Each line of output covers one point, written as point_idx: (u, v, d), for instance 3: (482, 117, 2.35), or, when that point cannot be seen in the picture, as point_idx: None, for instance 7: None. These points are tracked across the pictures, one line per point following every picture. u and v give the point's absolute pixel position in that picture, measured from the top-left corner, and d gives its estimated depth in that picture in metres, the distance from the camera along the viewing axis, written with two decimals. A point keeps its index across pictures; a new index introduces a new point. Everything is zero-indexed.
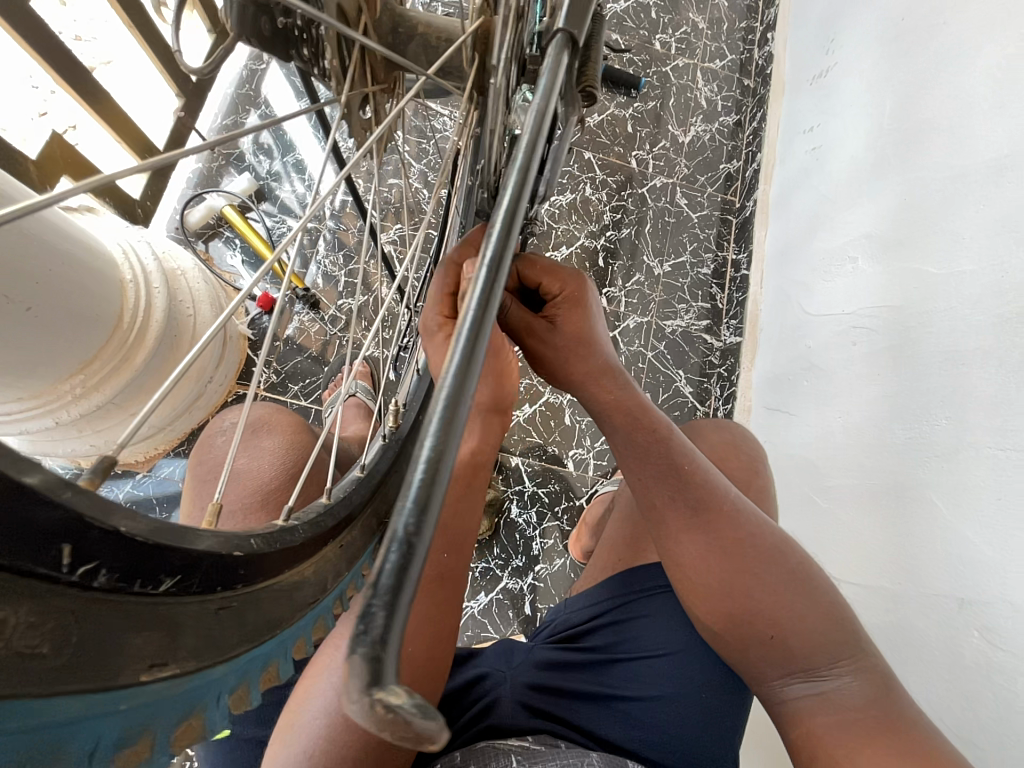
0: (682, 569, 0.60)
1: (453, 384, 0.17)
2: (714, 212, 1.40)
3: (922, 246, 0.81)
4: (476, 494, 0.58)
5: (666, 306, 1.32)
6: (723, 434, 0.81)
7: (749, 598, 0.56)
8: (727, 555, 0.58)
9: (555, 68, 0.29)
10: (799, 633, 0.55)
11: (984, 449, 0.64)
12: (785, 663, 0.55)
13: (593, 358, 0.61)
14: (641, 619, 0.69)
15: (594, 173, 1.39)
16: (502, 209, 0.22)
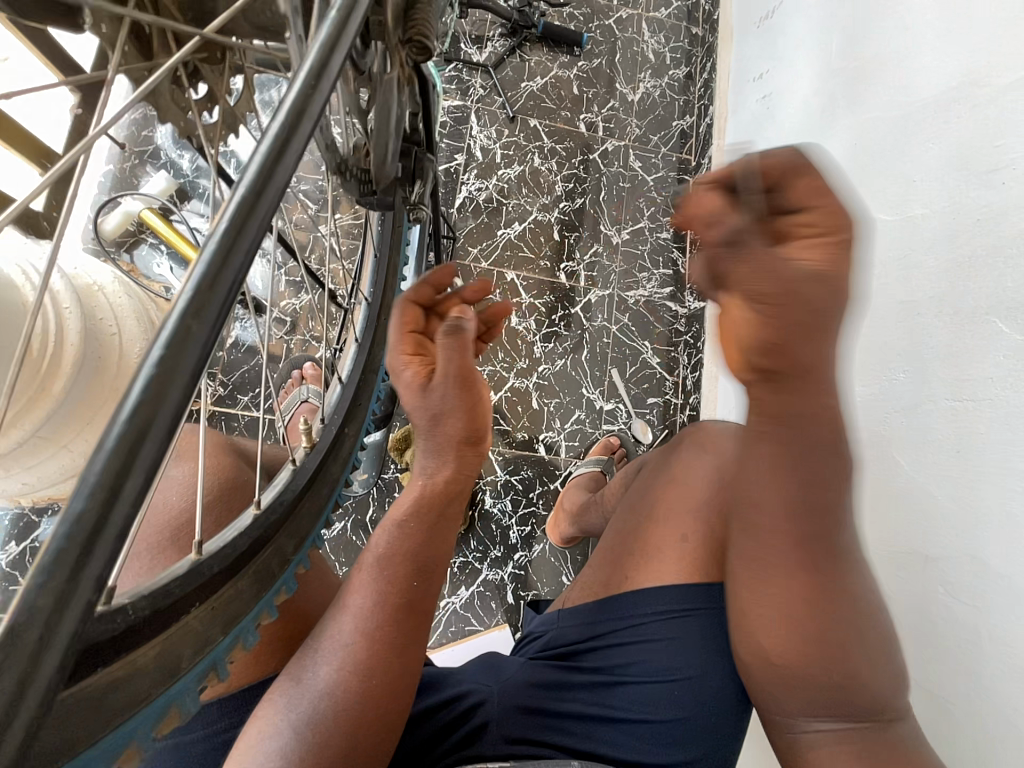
0: (776, 597, 0.49)
1: (162, 353, 0.20)
2: (670, 173, 1.36)
3: (875, 191, 0.77)
4: (448, 529, 0.53)
5: (627, 276, 1.30)
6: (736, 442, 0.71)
7: (844, 646, 0.48)
8: (832, 598, 0.48)
9: (281, 164, 0.24)
10: (868, 684, 0.49)
11: (942, 402, 0.62)
12: (832, 706, 0.50)
13: (829, 340, 0.36)
14: (647, 643, 0.61)
15: (542, 141, 1.34)
16: (264, 145, 0.24)
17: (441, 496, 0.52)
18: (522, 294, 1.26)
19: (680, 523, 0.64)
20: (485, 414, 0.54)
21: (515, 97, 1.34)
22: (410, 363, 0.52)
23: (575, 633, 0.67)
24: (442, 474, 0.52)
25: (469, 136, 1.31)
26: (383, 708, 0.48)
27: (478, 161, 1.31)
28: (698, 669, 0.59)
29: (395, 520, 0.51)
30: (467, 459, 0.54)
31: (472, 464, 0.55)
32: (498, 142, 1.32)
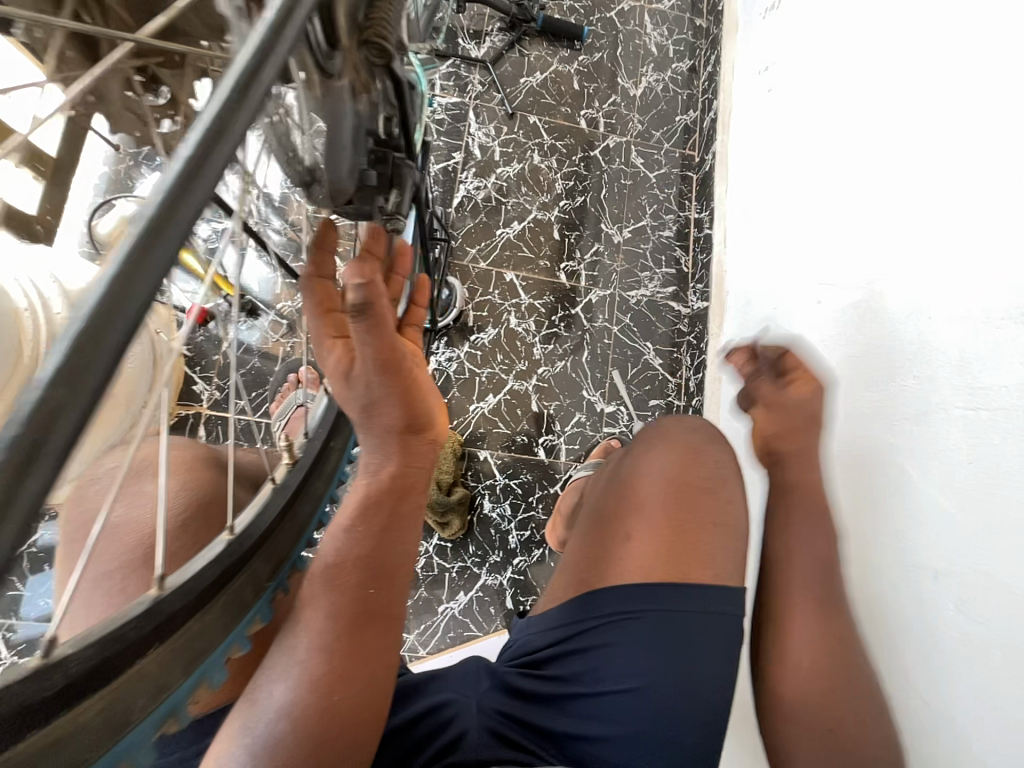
0: (808, 626, 0.55)
1: (90, 311, 0.18)
2: (673, 169, 1.33)
3: (885, 189, 0.74)
4: (403, 528, 0.47)
5: (629, 276, 1.28)
6: (689, 437, 0.68)
7: (852, 686, 0.53)
8: (842, 638, 0.55)
9: (218, 146, 0.20)
10: (871, 730, 0.52)
11: (953, 410, 0.60)
12: (843, 754, 0.51)
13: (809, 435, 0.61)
14: (632, 645, 0.57)
15: (541, 138, 1.31)
16: (230, 75, 0.21)
17: (392, 494, 0.46)
18: (521, 295, 1.24)
19: (643, 529, 0.61)
20: (426, 396, 0.46)
21: (514, 93, 1.32)
22: (333, 347, 0.44)
23: (554, 634, 0.61)
24: (389, 470, 0.46)
25: (467, 135, 1.29)
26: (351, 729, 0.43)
27: (476, 159, 1.29)
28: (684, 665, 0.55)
29: (344, 521, 0.46)
30: (415, 449, 0.47)
31: (428, 455, 0.49)
32: (496, 139, 1.30)
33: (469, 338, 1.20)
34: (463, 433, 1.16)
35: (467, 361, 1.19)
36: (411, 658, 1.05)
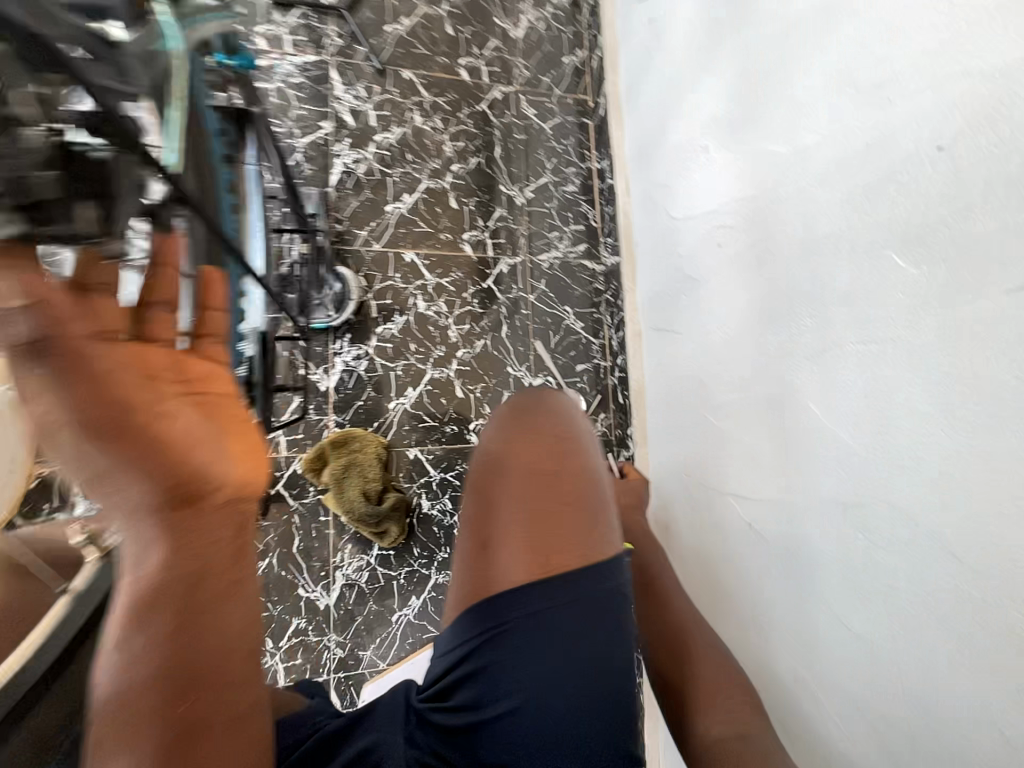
0: (654, 622, 0.70)
1: None
2: (568, 117, 1.25)
3: (767, 120, 0.71)
4: (223, 607, 0.38)
5: (537, 239, 1.21)
6: (529, 407, 0.57)
7: (702, 662, 0.65)
8: (682, 625, 0.69)
9: None
10: (724, 694, 0.63)
11: (848, 347, 0.59)
12: (716, 720, 0.60)
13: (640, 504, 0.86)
14: (545, 647, 0.49)
15: (421, 96, 1.18)
16: None
17: (180, 587, 0.37)
18: (426, 275, 1.14)
19: (503, 532, 0.52)
20: (193, 455, 0.37)
21: (381, 45, 1.16)
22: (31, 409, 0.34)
23: (453, 654, 0.51)
24: (162, 557, 0.36)
25: (334, 99, 1.13)
26: None
27: (350, 127, 1.14)
28: (608, 661, 0.50)
29: (116, 633, 0.35)
30: (199, 521, 0.37)
31: (234, 518, 0.40)
32: (369, 101, 1.15)
33: (377, 330, 1.10)
34: (386, 434, 1.08)
35: (378, 357, 1.09)
36: (370, 675, 1.00)
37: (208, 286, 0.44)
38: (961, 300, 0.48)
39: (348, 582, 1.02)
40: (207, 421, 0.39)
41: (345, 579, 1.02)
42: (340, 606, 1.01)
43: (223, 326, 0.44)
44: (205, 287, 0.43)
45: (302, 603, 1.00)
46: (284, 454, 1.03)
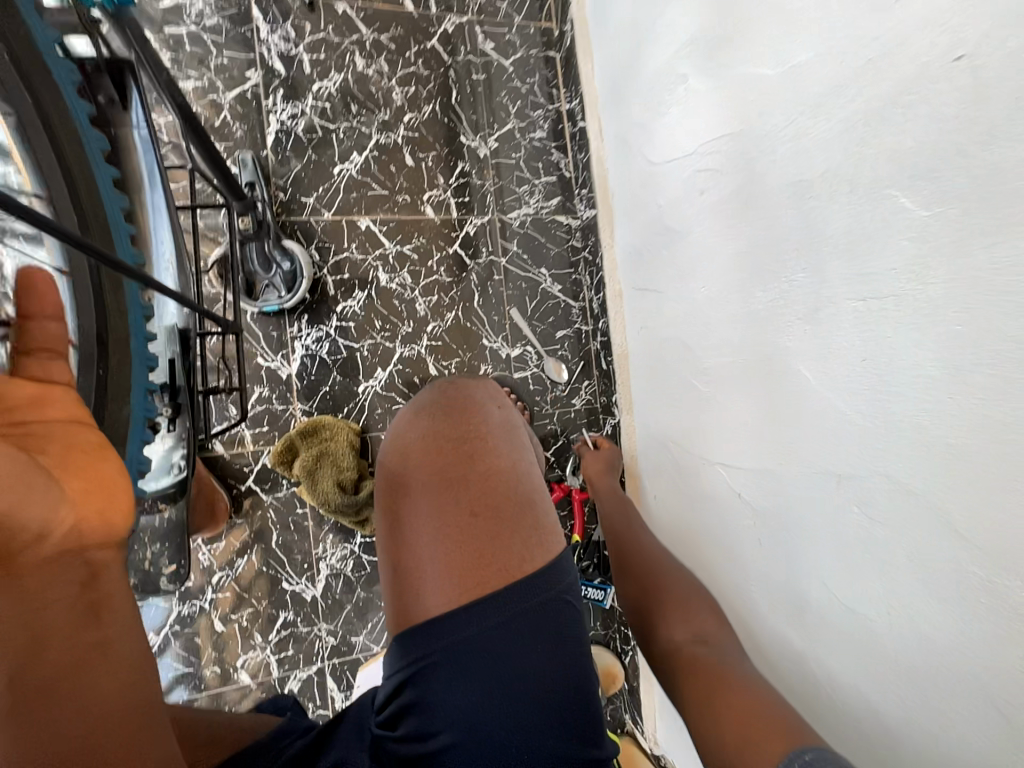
0: (621, 568, 0.77)
1: None
2: (532, 51, 1.11)
3: (752, 37, 0.61)
4: (83, 673, 0.30)
5: (505, 194, 1.10)
6: (430, 406, 0.60)
7: (663, 588, 0.70)
8: (646, 563, 0.76)
9: None
10: (686, 607, 0.67)
11: (843, 304, 0.53)
12: (680, 627, 0.64)
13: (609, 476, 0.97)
14: (482, 659, 0.47)
15: (361, 33, 1.03)
16: None
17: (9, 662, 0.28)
18: (385, 243, 1.04)
19: (420, 537, 0.53)
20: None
21: None
22: None
23: (392, 682, 0.49)
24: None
25: (261, 44, 0.99)
26: None
27: (283, 76, 1.00)
28: (556, 662, 0.48)
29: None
30: (20, 582, 0.29)
31: (75, 573, 0.32)
32: (301, 43, 1.00)
33: (337, 309, 1.01)
34: (358, 419, 1.02)
35: (341, 337, 1.02)
36: (365, 659, 1.00)
37: (32, 288, 0.35)
38: (976, 243, 0.41)
39: (333, 572, 1.00)
40: (18, 458, 0.31)
41: (330, 570, 1.00)
42: (327, 596, 0.99)
43: (64, 337, 0.36)
44: (28, 292, 0.35)
45: (288, 597, 0.98)
46: (251, 449, 0.98)
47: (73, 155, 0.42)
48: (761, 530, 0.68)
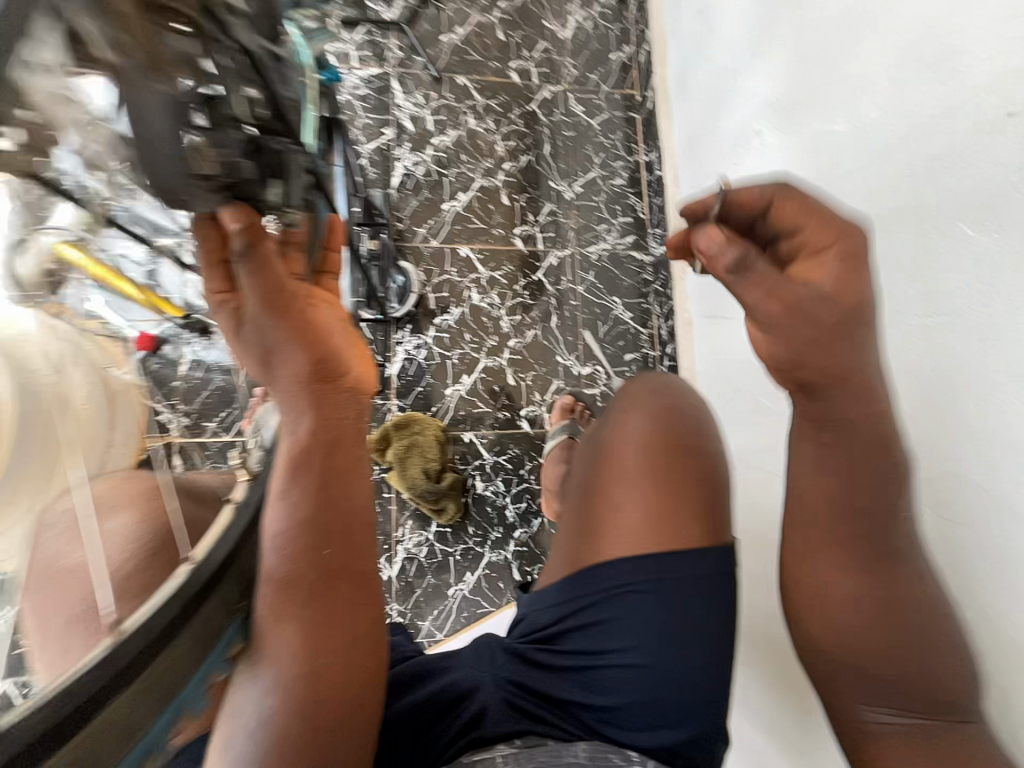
0: (817, 581, 0.47)
1: None
2: (616, 112, 1.28)
3: (825, 100, 0.72)
4: (347, 478, 0.44)
5: (586, 231, 1.24)
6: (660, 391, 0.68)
7: (899, 653, 0.46)
8: (891, 617, 0.46)
9: None
10: (920, 672, 0.46)
11: (916, 322, 0.61)
12: (888, 692, 0.46)
13: (842, 350, 0.40)
14: (625, 621, 0.58)
15: (474, 99, 1.25)
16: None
17: (320, 449, 0.42)
18: (480, 268, 1.20)
19: (626, 493, 0.61)
20: (329, 346, 0.43)
21: (436, 54, 1.25)
22: (222, 305, 0.41)
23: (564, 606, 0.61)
24: (309, 424, 0.42)
25: (396, 107, 1.22)
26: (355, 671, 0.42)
27: (410, 132, 1.22)
28: (679, 651, 0.56)
29: (276, 487, 0.41)
30: (332, 399, 0.44)
31: (352, 406, 0.45)
32: (427, 107, 1.23)
33: (434, 321, 1.17)
34: (443, 418, 1.15)
35: (435, 345, 1.16)
36: (429, 644, 1.06)
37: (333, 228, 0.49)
38: None
39: (408, 556, 1.09)
40: (335, 320, 0.45)
41: (406, 553, 1.09)
42: (401, 578, 1.08)
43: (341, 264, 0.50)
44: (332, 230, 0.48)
45: None
46: None
47: None
48: None
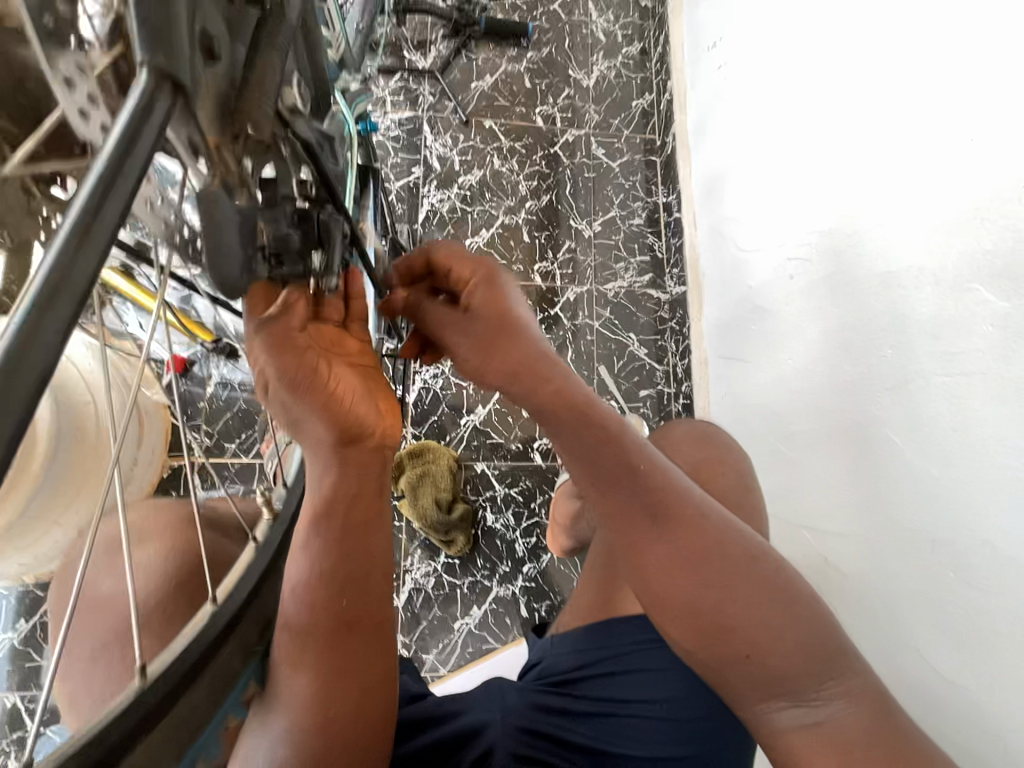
0: (650, 583, 0.47)
1: (11, 344, 0.17)
2: (636, 156, 1.33)
3: (843, 158, 0.74)
4: (365, 532, 0.43)
5: (603, 269, 1.26)
6: (699, 438, 0.72)
7: (720, 609, 0.45)
8: (711, 567, 0.46)
9: (85, 255, 0.18)
10: (778, 651, 0.45)
11: (931, 378, 0.60)
12: (766, 681, 0.45)
13: (502, 301, 0.50)
14: (638, 673, 0.57)
15: (500, 141, 1.30)
16: (101, 157, 0.20)
17: (341, 501, 0.42)
18: None
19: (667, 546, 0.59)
20: (355, 403, 0.42)
21: (466, 100, 1.32)
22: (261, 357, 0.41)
23: (583, 653, 0.60)
24: (330, 480, 0.42)
25: (425, 148, 1.28)
26: (373, 714, 0.42)
27: (437, 171, 1.27)
28: (694, 707, 0.55)
29: (300, 536, 0.42)
30: (358, 453, 0.43)
31: (382, 461, 0.44)
32: (454, 148, 1.29)
33: None
34: (457, 448, 1.16)
35: (452, 375, 1.19)
36: (431, 680, 1.03)
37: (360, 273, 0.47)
38: None
39: (415, 586, 1.08)
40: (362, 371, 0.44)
41: (413, 583, 1.08)
42: (407, 608, 1.07)
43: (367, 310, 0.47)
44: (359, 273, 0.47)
45: None
46: None
47: None
48: (852, 593, 0.69)
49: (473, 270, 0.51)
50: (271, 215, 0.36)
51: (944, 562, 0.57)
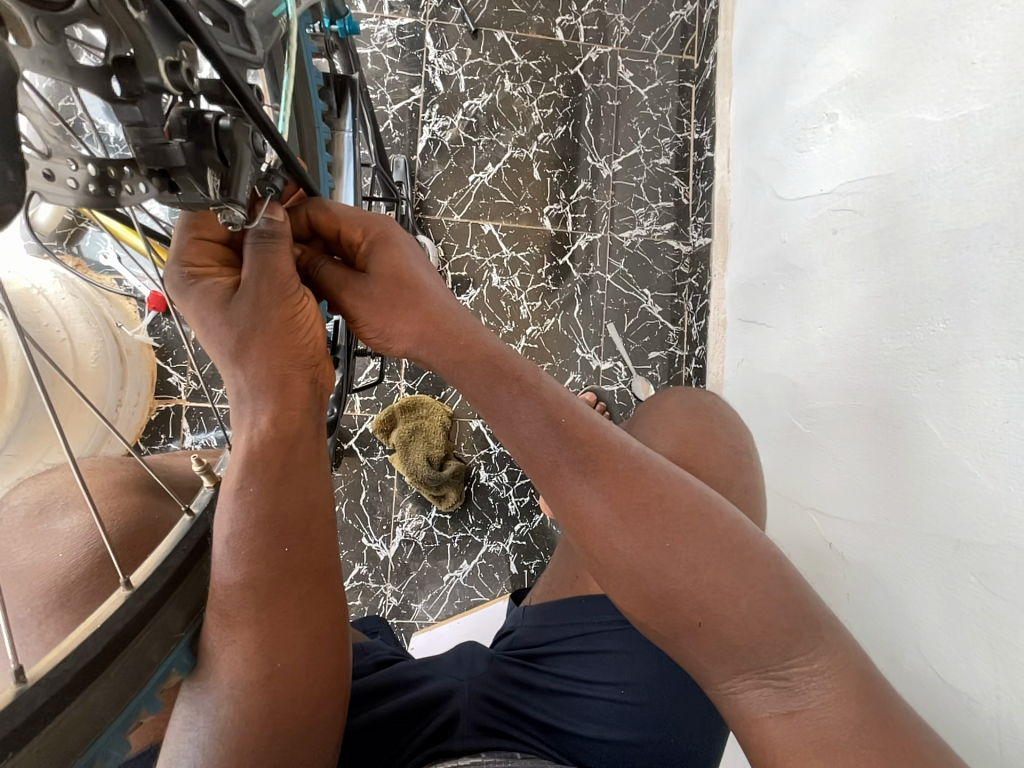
0: (590, 544, 0.42)
1: None
2: (669, 81, 1.15)
3: (919, 84, 0.60)
4: (305, 471, 0.43)
5: (621, 214, 1.13)
6: (688, 406, 0.66)
7: (664, 574, 0.40)
8: (646, 520, 0.41)
9: None
10: (738, 621, 0.39)
11: (989, 360, 0.51)
12: (732, 658, 0.40)
13: (402, 259, 0.45)
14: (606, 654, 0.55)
15: (512, 58, 1.14)
16: None
17: (275, 441, 0.42)
18: (503, 248, 1.12)
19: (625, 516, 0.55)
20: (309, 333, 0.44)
21: (476, 6, 1.14)
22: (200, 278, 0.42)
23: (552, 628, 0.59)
24: (268, 419, 0.42)
25: (427, 64, 1.13)
26: (329, 652, 0.43)
27: (439, 93, 1.13)
28: (659, 692, 0.53)
29: (229, 491, 0.40)
30: (297, 388, 0.43)
31: (314, 399, 0.45)
32: (460, 66, 1.13)
33: None
34: (452, 404, 1.11)
35: None
36: (419, 627, 1.05)
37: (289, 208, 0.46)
38: None
39: (406, 539, 1.08)
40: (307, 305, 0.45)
41: (404, 536, 1.08)
42: (397, 559, 1.07)
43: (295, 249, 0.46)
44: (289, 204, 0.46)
45: (365, 551, 1.07)
46: (357, 413, 1.10)
47: (309, 142, 0.53)
48: (857, 583, 0.64)
49: (365, 229, 0.46)
50: (139, 124, 0.28)
51: (968, 566, 0.51)
